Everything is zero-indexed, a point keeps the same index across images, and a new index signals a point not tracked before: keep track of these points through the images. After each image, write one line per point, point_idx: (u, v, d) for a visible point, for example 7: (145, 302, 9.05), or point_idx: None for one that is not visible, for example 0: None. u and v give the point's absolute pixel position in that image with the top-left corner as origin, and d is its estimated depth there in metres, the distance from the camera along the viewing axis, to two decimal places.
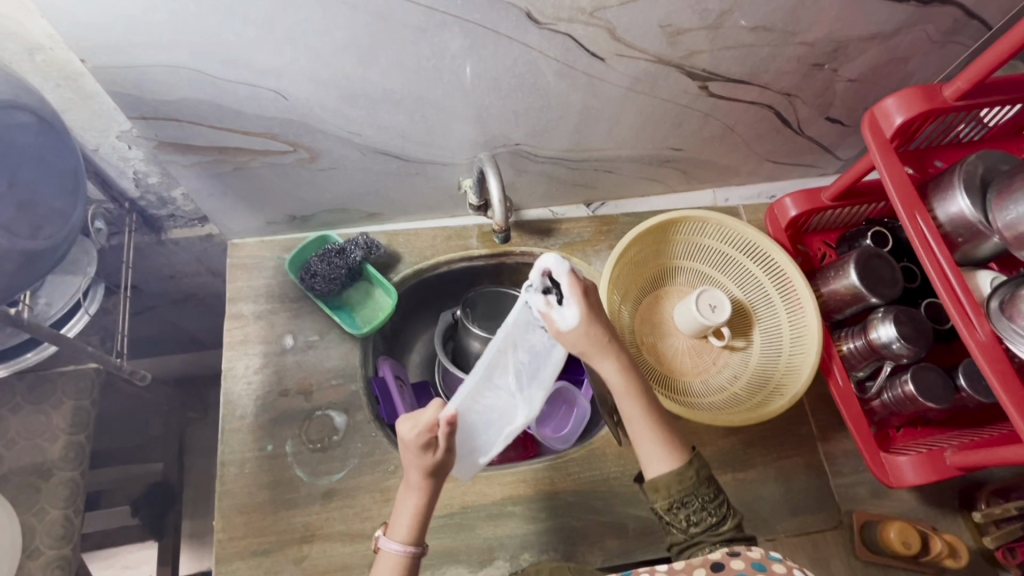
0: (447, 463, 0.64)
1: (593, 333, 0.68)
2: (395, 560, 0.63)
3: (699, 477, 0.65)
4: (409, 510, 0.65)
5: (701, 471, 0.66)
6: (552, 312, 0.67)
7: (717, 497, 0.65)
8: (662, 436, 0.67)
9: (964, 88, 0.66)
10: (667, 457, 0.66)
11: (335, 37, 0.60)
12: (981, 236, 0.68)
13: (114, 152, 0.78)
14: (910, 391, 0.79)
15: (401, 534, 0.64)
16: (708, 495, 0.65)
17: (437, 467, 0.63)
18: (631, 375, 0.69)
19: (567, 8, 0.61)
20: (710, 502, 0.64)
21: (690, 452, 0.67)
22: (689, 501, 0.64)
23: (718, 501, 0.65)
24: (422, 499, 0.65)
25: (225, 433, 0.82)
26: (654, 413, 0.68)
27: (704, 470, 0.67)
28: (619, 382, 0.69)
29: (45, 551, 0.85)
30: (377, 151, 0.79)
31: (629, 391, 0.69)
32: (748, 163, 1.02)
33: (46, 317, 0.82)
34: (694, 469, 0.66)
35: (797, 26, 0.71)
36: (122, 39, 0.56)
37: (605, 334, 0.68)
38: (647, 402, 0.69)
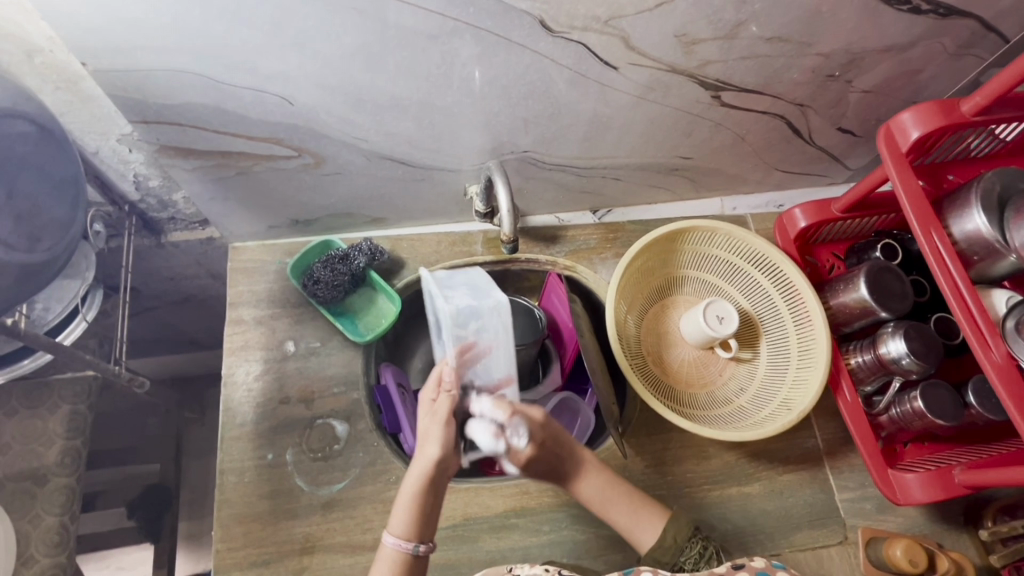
0: (451, 436, 0.67)
1: (546, 462, 0.71)
2: (397, 557, 0.63)
3: (678, 541, 0.68)
4: (406, 503, 0.65)
5: (681, 534, 0.68)
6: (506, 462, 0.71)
7: (702, 555, 0.67)
8: (636, 514, 0.70)
9: (982, 103, 0.65)
10: (647, 525, 0.69)
11: (343, 43, 0.58)
12: (997, 254, 0.67)
13: (114, 155, 0.76)
14: (919, 407, 0.77)
15: (397, 527, 0.64)
16: (694, 553, 0.67)
17: (438, 433, 0.66)
18: (601, 487, 0.71)
19: (581, 16, 0.60)
20: (697, 561, 0.66)
21: (667, 515, 0.70)
22: (677, 566, 0.67)
23: (705, 556, 0.67)
24: (418, 487, 0.65)
25: (225, 441, 0.80)
26: (628, 505, 0.70)
27: (687, 531, 0.69)
28: (595, 493, 0.71)
29: (39, 559, 0.84)
30: (382, 157, 0.78)
31: (603, 495, 0.71)
32: (757, 173, 1.01)
33: (43, 323, 0.81)
34: (672, 535, 0.68)
35: (813, 37, 0.70)
36: (124, 42, 0.54)
37: (560, 463, 0.71)
38: (619, 496, 0.71)
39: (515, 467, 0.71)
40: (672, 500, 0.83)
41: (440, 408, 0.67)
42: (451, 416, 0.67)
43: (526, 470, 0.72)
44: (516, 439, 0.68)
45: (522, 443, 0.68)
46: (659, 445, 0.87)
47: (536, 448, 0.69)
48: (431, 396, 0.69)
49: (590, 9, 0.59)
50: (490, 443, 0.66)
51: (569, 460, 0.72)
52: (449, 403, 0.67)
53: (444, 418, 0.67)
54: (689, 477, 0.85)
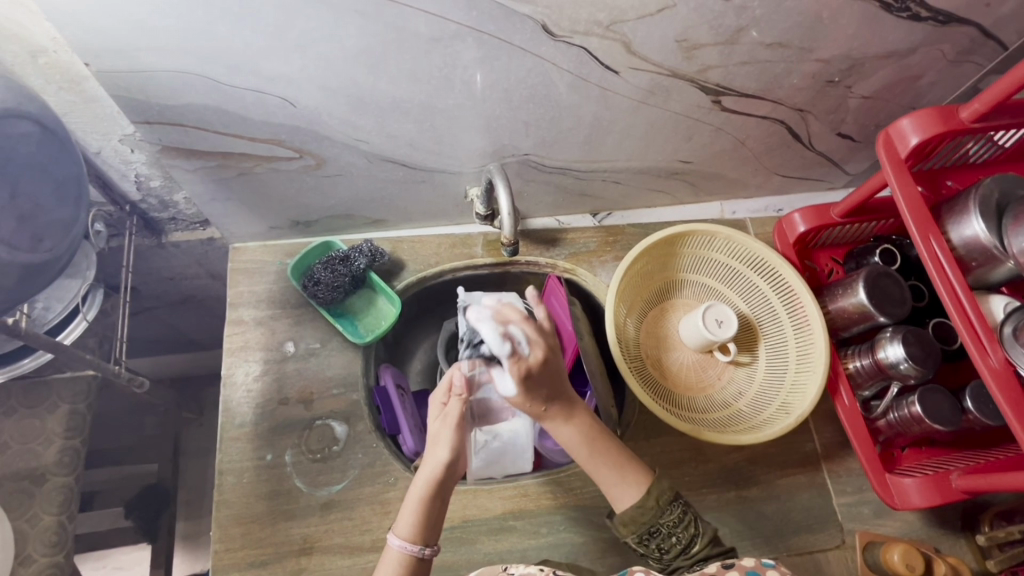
0: (460, 443, 0.68)
1: (539, 390, 0.68)
2: (404, 560, 0.63)
3: (660, 504, 0.65)
4: (413, 505, 0.65)
5: (663, 496, 0.66)
6: (505, 375, 0.67)
7: (681, 521, 0.65)
8: (616, 471, 0.68)
9: (981, 110, 0.65)
10: (628, 484, 0.67)
11: (346, 45, 0.58)
12: (995, 260, 0.67)
13: (116, 155, 0.76)
14: (917, 412, 0.78)
15: (403, 530, 0.64)
16: (673, 518, 0.65)
17: (450, 437, 0.67)
18: (582, 434, 0.69)
19: (583, 21, 0.60)
20: (675, 526, 0.65)
21: (651, 477, 0.67)
22: (656, 530, 0.65)
23: (685, 522, 0.65)
24: (427, 490, 0.65)
25: (224, 442, 0.81)
26: (607, 457, 0.68)
27: (669, 495, 0.66)
28: (572, 436, 0.69)
29: (37, 558, 0.84)
30: (384, 159, 0.78)
31: (583, 441, 0.69)
32: (756, 177, 1.01)
33: (43, 323, 0.81)
34: (654, 498, 0.66)
35: (814, 43, 0.70)
36: (127, 43, 0.55)
37: (553, 395, 0.69)
38: (600, 447, 0.69)
39: (511, 382, 0.67)
40: None
41: (454, 409, 0.69)
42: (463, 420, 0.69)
43: (522, 391, 0.68)
44: (521, 342, 0.68)
45: (524, 350, 0.68)
46: (658, 448, 0.87)
47: (537, 360, 0.68)
48: (442, 399, 0.71)
49: (592, 14, 0.59)
50: (497, 341, 0.67)
51: (559, 397, 0.69)
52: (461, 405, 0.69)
53: (455, 421, 0.68)
54: (687, 480, 0.85)
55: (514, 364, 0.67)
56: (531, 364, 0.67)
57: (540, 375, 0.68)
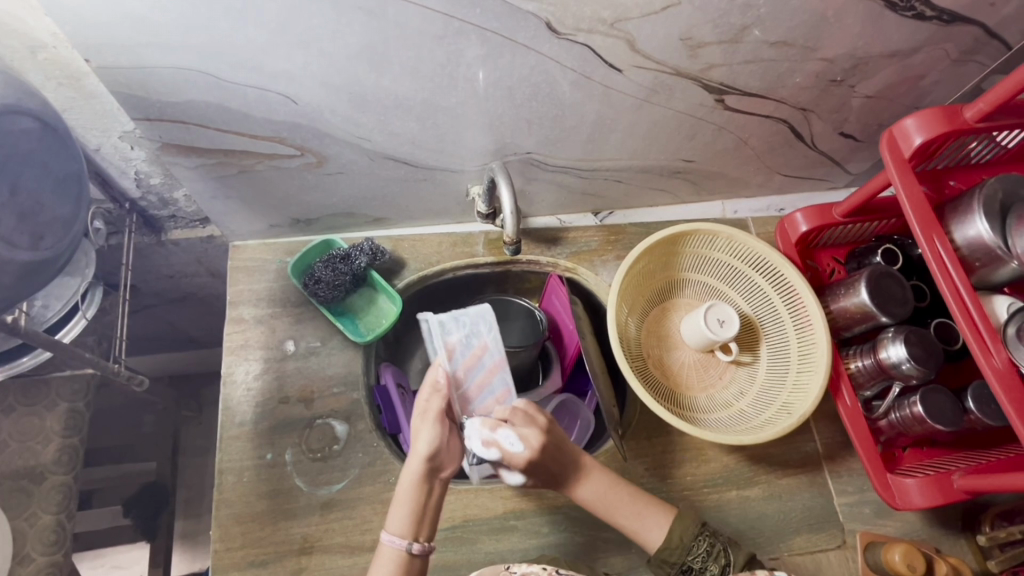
0: (442, 438, 0.67)
1: (542, 466, 0.68)
2: (396, 556, 0.63)
3: (685, 541, 0.67)
4: (401, 501, 0.66)
5: (688, 533, 0.68)
6: (506, 472, 0.68)
7: (710, 553, 0.67)
8: (641, 515, 0.69)
9: (985, 110, 0.65)
10: (654, 524, 0.69)
11: (349, 43, 0.58)
12: (999, 261, 0.67)
13: (116, 152, 0.76)
14: (919, 412, 0.78)
15: (394, 526, 0.65)
16: (701, 552, 0.67)
17: (427, 433, 0.67)
18: (600, 486, 0.71)
19: (588, 18, 0.60)
20: (705, 560, 0.67)
21: (673, 515, 0.70)
22: (689, 566, 0.67)
23: (713, 555, 0.67)
24: (410, 484, 0.66)
25: (223, 441, 0.80)
26: (629, 503, 0.70)
27: (693, 530, 0.68)
28: (592, 494, 0.70)
29: (35, 557, 0.83)
30: (385, 156, 0.77)
31: (602, 491, 0.70)
32: (758, 176, 1.01)
33: (43, 321, 0.80)
34: (678, 536, 0.67)
35: (818, 42, 0.70)
36: (129, 40, 0.54)
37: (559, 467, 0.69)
38: (620, 494, 0.70)
39: (516, 474, 0.68)
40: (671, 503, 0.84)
41: (431, 406, 0.68)
42: (442, 415, 0.68)
43: (529, 478, 0.68)
44: (511, 440, 0.67)
45: (517, 448, 0.67)
46: (659, 448, 0.87)
47: (533, 451, 0.67)
48: (425, 397, 0.69)
49: (596, 11, 0.59)
50: (485, 450, 0.67)
51: (567, 464, 0.70)
52: (438, 401, 0.68)
53: (433, 416, 0.68)
54: (688, 480, 0.85)
55: (515, 460, 0.67)
56: (530, 458, 0.67)
57: (542, 460, 0.68)
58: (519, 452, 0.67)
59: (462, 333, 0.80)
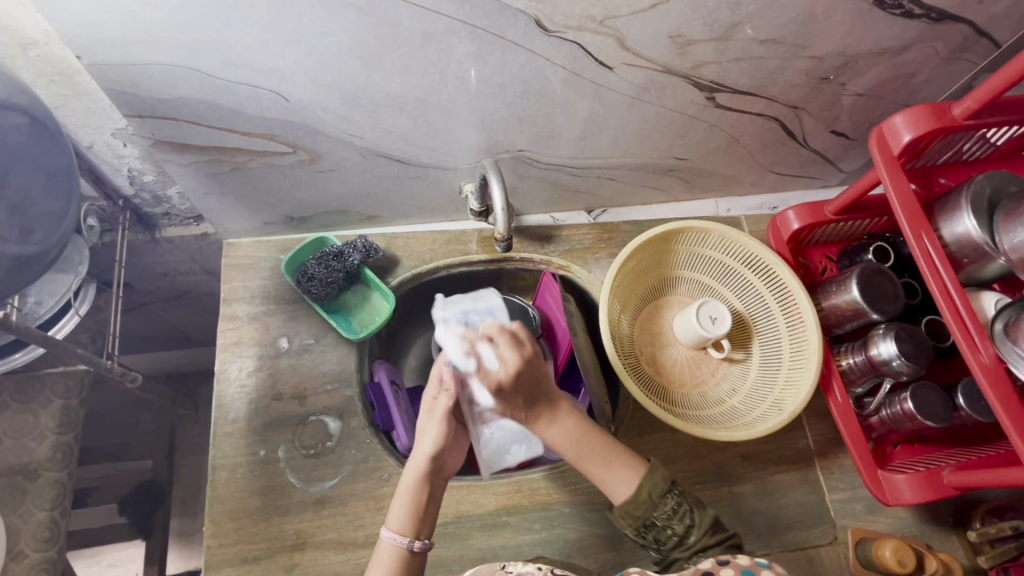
0: (446, 437, 0.70)
1: (515, 390, 0.67)
2: (396, 552, 0.63)
3: (652, 498, 0.65)
4: (403, 498, 0.66)
5: (656, 490, 0.66)
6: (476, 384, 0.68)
7: (675, 512, 0.65)
8: (607, 462, 0.68)
9: (974, 107, 0.65)
10: (620, 477, 0.67)
11: (340, 40, 0.58)
12: (987, 257, 0.67)
13: (109, 149, 0.76)
14: (909, 409, 0.78)
15: (394, 523, 0.65)
16: (667, 510, 0.65)
17: (434, 430, 0.69)
18: (572, 430, 0.69)
19: (577, 16, 0.60)
20: (669, 518, 0.65)
21: (644, 468, 0.68)
22: (652, 522, 0.65)
23: (678, 513, 0.65)
24: (413, 480, 0.67)
25: (217, 437, 0.80)
26: (599, 451, 0.68)
27: (662, 488, 0.66)
28: (560, 436, 0.69)
29: (29, 554, 0.84)
30: (378, 154, 0.78)
31: (574, 434, 0.69)
32: (751, 174, 1.01)
33: (35, 317, 0.81)
34: (646, 492, 0.66)
35: (807, 40, 0.71)
36: (120, 36, 0.54)
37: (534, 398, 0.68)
38: (593, 440, 0.69)
39: (486, 393, 0.67)
40: None
41: (440, 401, 0.71)
42: (450, 412, 0.71)
43: (499, 400, 0.68)
44: (487, 355, 0.67)
45: (493, 365, 0.66)
46: (651, 445, 0.87)
47: (508, 372, 0.66)
48: (432, 393, 0.72)
49: (585, 9, 0.59)
50: (460, 357, 0.67)
51: (540, 398, 0.69)
52: (447, 398, 0.71)
53: (441, 413, 0.70)
54: (681, 476, 0.85)
55: (486, 379, 0.66)
56: (503, 379, 0.66)
57: (517, 383, 0.67)
58: (493, 372, 0.66)
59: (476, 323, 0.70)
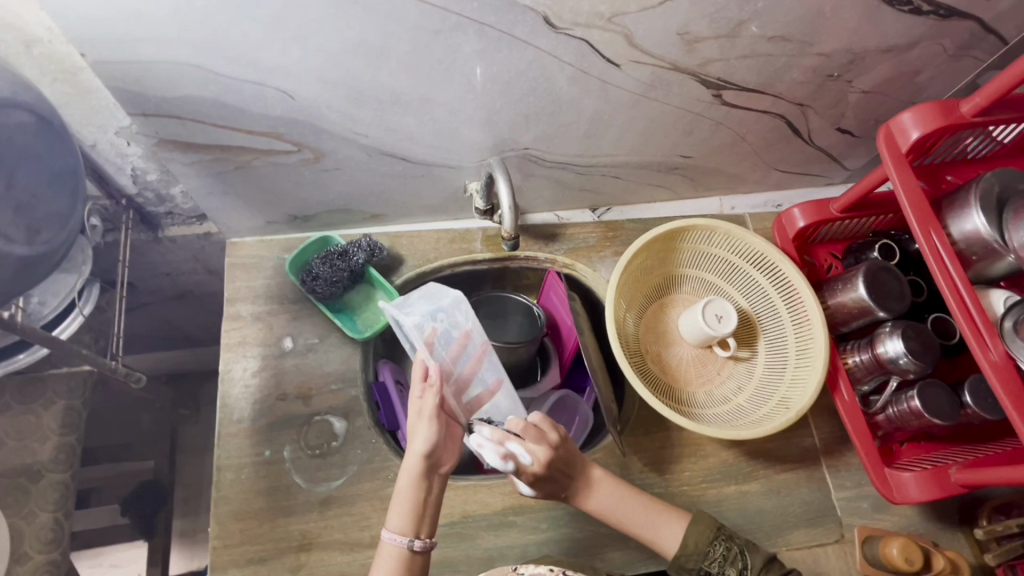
0: (439, 437, 0.67)
1: (551, 474, 0.67)
2: (397, 552, 0.64)
3: (702, 545, 0.67)
4: (401, 497, 0.66)
5: (704, 537, 0.68)
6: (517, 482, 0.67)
7: (726, 557, 0.67)
8: (655, 521, 0.70)
9: (983, 104, 0.65)
10: (668, 532, 0.69)
11: (346, 37, 0.58)
12: (996, 255, 0.67)
13: (112, 148, 0.75)
14: (916, 406, 0.78)
15: (394, 523, 0.65)
16: (718, 556, 0.67)
17: (424, 431, 0.66)
18: (615, 500, 0.71)
19: (585, 13, 0.60)
20: (723, 564, 0.66)
21: (689, 519, 0.70)
22: (708, 572, 0.66)
23: (730, 558, 0.66)
24: (410, 481, 0.65)
25: (221, 437, 0.80)
26: (647, 515, 0.70)
27: (710, 533, 0.68)
28: (608, 508, 0.70)
29: (33, 555, 0.83)
30: (383, 152, 0.77)
31: (617, 504, 0.70)
32: (756, 172, 1.01)
33: (39, 318, 0.80)
34: (694, 540, 0.68)
35: (815, 37, 0.70)
36: (126, 34, 0.54)
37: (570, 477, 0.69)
38: (636, 505, 0.70)
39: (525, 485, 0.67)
40: (670, 498, 0.84)
41: (426, 404, 0.67)
42: (438, 411, 0.67)
43: (537, 490, 0.68)
44: (524, 454, 0.65)
45: (526, 459, 0.65)
46: (657, 443, 0.87)
47: (543, 464, 0.66)
48: (418, 392, 0.68)
49: (593, 6, 0.59)
50: (498, 463, 0.64)
51: (576, 476, 0.70)
52: (433, 398, 0.67)
53: (431, 415, 0.66)
54: (687, 475, 0.85)
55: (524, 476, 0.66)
56: (538, 471, 0.66)
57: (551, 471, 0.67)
58: (528, 466, 0.65)
59: (446, 322, 0.80)
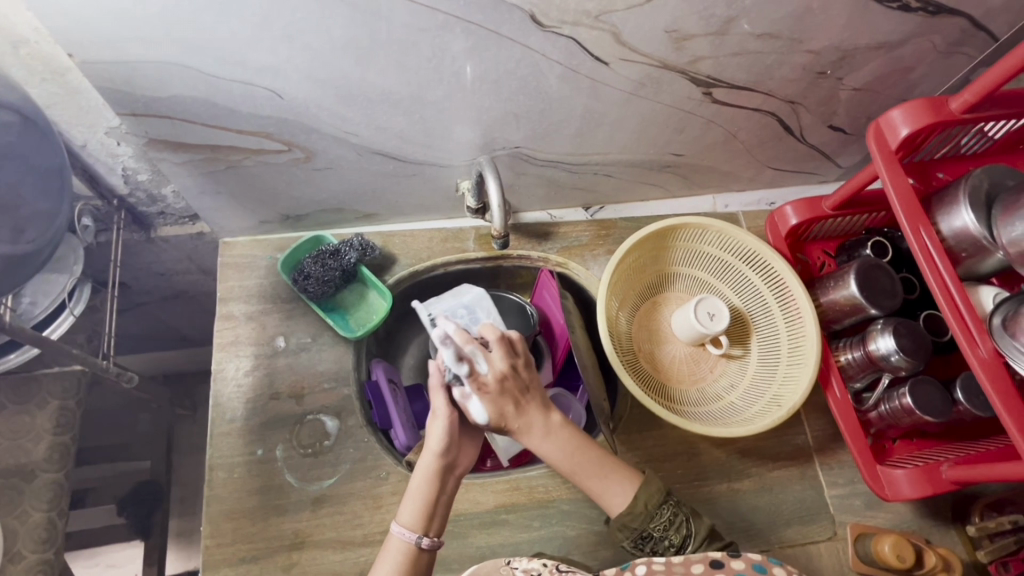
0: (454, 437, 0.68)
1: (504, 397, 0.67)
2: (405, 548, 0.63)
3: (649, 508, 0.66)
4: (413, 494, 0.66)
5: (652, 500, 0.67)
6: (469, 396, 0.66)
7: (672, 523, 0.66)
8: (604, 474, 0.68)
9: (971, 101, 0.65)
10: (618, 490, 0.67)
11: (334, 36, 0.58)
12: (986, 252, 0.67)
13: (102, 148, 0.76)
14: (908, 404, 0.78)
15: (405, 519, 0.64)
16: (663, 521, 0.66)
17: (439, 428, 0.67)
18: (568, 447, 0.69)
19: (572, 11, 0.60)
20: (666, 529, 0.66)
21: (638, 479, 0.68)
22: (649, 534, 0.66)
23: (676, 524, 0.66)
24: (424, 478, 0.66)
25: (214, 437, 0.80)
26: (595, 464, 0.68)
27: (659, 498, 0.67)
28: (553, 452, 0.69)
29: (26, 555, 0.83)
30: (374, 151, 0.77)
31: (567, 447, 0.69)
32: (749, 170, 1.01)
33: (30, 317, 0.81)
34: (643, 503, 0.66)
35: (804, 34, 0.70)
36: (113, 34, 0.54)
37: (524, 405, 0.68)
38: (587, 453, 0.69)
39: (478, 404, 0.65)
40: None
41: (439, 405, 0.67)
42: (451, 413, 0.68)
43: (491, 412, 0.66)
44: (481, 362, 0.66)
45: (483, 366, 0.66)
46: (649, 441, 0.87)
47: (497, 378, 0.66)
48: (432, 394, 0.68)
49: (580, 4, 0.59)
50: (454, 363, 0.63)
51: (531, 409, 0.68)
52: (445, 400, 0.68)
53: (446, 414, 0.67)
54: (680, 473, 0.85)
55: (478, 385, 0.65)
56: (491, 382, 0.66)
57: (505, 389, 0.67)
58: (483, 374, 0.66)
59: (468, 319, 0.84)
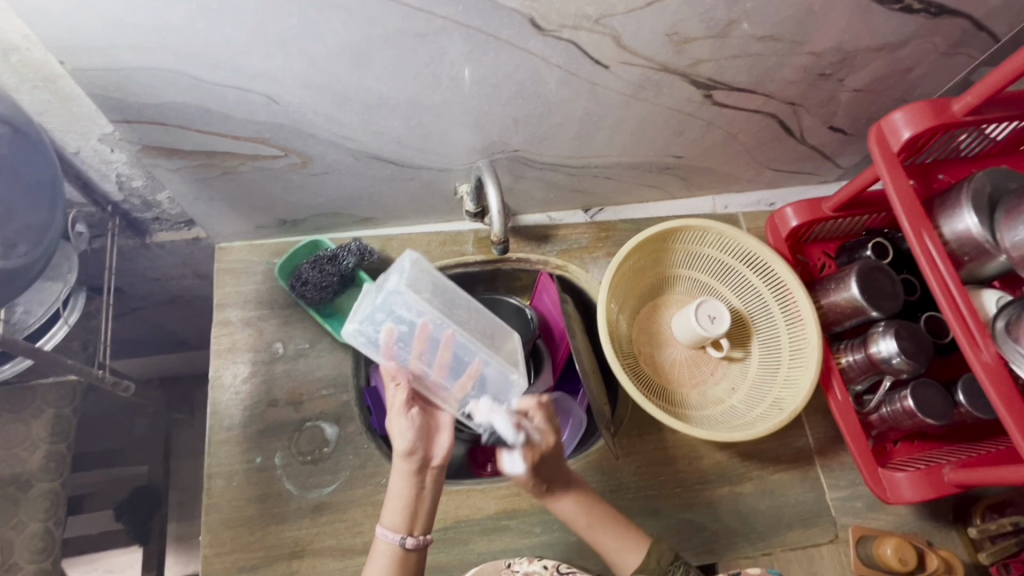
0: (420, 431, 0.65)
1: (546, 463, 0.69)
2: (390, 550, 0.62)
3: (662, 565, 0.66)
4: (393, 495, 0.65)
5: (664, 557, 0.66)
6: (511, 456, 0.68)
7: None
8: (617, 532, 0.69)
9: (974, 103, 0.64)
10: (630, 548, 0.68)
11: (331, 42, 0.57)
12: (988, 255, 0.67)
13: (96, 154, 0.75)
14: (909, 406, 0.78)
15: (390, 521, 0.63)
16: None
17: (401, 426, 0.64)
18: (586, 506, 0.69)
19: (572, 14, 0.59)
20: None
21: (650, 540, 0.68)
22: None
23: None
24: (399, 479, 0.65)
25: (213, 445, 0.79)
26: (607, 523, 0.69)
27: (670, 555, 0.67)
28: (569, 509, 0.69)
29: (23, 565, 0.83)
30: (371, 156, 0.77)
31: (585, 507, 0.69)
32: (749, 171, 1.01)
33: (24, 328, 0.79)
34: (655, 559, 0.66)
35: (805, 36, 0.70)
36: (104, 41, 0.53)
37: (564, 472, 0.70)
38: (602, 511, 0.70)
39: (519, 465, 0.67)
40: (664, 501, 0.84)
41: (396, 399, 0.66)
42: (408, 406, 0.65)
43: (530, 474, 0.68)
44: (533, 432, 0.68)
45: (536, 437, 0.68)
46: (651, 445, 0.87)
47: (548, 446, 0.68)
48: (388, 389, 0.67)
49: (580, 8, 0.58)
50: (509, 431, 0.68)
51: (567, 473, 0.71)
52: (403, 393, 0.66)
53: (403, 410, 0.65)
54: (680, 477, 0.85)
55: (529, 454, 0.68)
56: (544, 450, 0.68)
57: (548, 461, 0.69)
58: (536, 445, 0.68)
59: (393, 316, 0.71)
